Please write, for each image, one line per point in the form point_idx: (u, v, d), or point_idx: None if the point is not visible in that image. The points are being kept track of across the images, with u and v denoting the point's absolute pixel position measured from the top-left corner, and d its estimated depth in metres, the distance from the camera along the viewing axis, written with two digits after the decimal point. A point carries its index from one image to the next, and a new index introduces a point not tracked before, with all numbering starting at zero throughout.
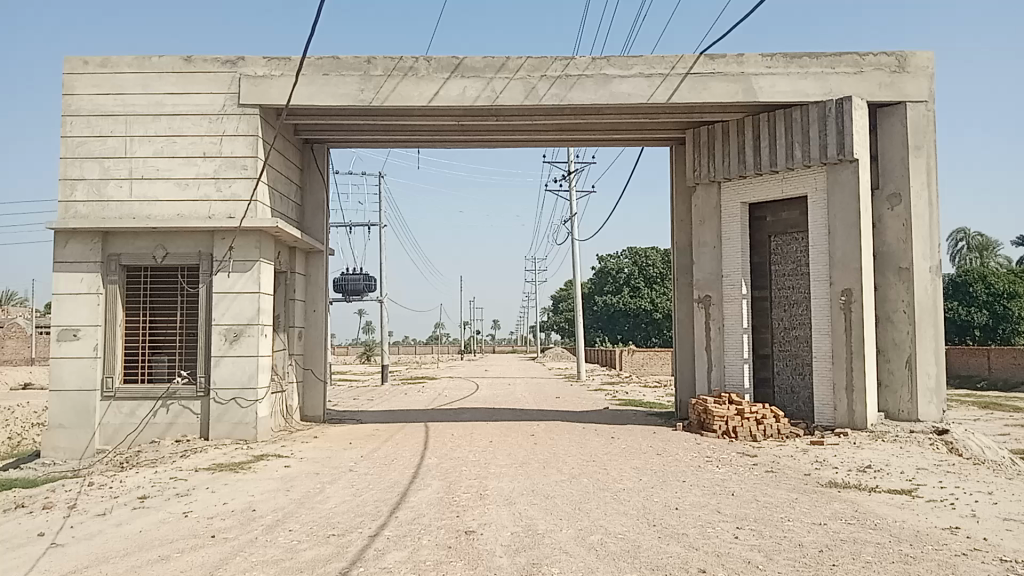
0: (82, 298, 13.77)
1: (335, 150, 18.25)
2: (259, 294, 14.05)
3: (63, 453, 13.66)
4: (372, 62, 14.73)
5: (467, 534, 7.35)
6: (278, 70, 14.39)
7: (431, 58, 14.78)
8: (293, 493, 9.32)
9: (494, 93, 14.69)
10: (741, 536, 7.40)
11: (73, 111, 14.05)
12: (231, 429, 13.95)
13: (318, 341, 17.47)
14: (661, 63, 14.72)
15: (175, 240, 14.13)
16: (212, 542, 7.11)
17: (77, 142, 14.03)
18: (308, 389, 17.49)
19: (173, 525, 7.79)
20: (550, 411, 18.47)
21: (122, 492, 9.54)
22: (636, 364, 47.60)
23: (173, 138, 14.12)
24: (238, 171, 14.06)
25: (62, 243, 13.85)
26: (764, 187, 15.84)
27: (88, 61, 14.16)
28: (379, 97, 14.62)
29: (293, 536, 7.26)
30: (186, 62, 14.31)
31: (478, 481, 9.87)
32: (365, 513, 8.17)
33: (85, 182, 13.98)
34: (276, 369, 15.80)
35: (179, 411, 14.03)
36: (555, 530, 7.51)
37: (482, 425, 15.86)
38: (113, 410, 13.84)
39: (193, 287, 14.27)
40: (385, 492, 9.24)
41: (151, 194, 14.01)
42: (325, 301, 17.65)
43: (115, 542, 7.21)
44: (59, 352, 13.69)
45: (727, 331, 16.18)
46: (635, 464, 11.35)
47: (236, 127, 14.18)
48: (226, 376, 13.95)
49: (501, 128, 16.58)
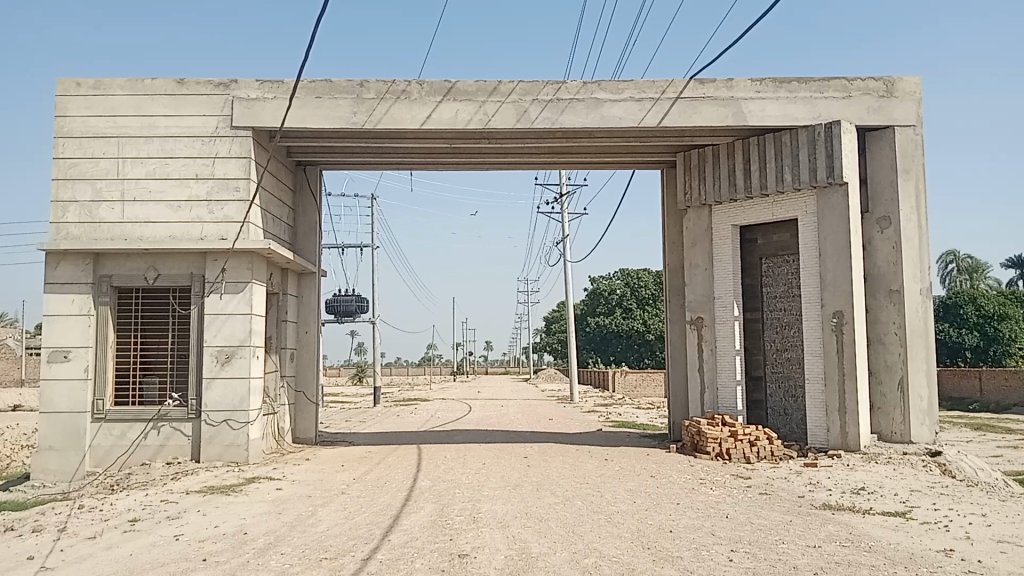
0: (73, 320, 13.71)
1: (328, 171, 18.26)
2: (251, 315, 14.03)
3: (52, 476, 13.51)
4: (366, 85, 14.81)
5: (461, 557, 7.31)
6: (271, 93, 14.45)
7: (424, 82, 14.86)
8: (285, 516, 9.26)
9: (487, 117, 14.79)
10: (736, 559, 7.38)
11: (66, 132, 14.07)
12: (222, 452, 13.85)
13: (309, 362, 17.41)
14: (651, 87, 14.84)
15: (167, 261, 14.13)
16: (204, 566, 7.05)
17: (69, 163, 14.03)
18: (300, 410, 17.46)
19: (164, 548, 7.72)
20: (543, 433, 18.44)
21: (113, 515, 9.45)
22: (628, 387, 47.62)
23: (165, 159, 14.14)
24: (231, 193, 14.06)
25: (54, 264, 13.79)
26: (754, 210, 15.94)
27: (81, 83, 14.18)
28: (372, 120, 14.69)
29: (285, 560, 7.20)
30: (179, 84, 14.34)
31: (471, 503, 9.82)
32: (359, 536, 8.11)
33: (77, 204, 13.95)
34: (267, 392, 15.74)
35: (171, 433, 13.95)
36: (549, 553, 7.48)
37: (475, 447, 15.80)
38: (103, 432, 13.76)
39: (185, 308, 14.22)
40: (378, 515, 9.18)
41: (144, 216, 13.99)
42: (317, 323, 17.64)
43: (105, 565, 7.13)
44: (49, 373, 13.60)
45: (720, 353, 16.20)
46: (630, 486, 11.33)
47: (229, 149, 14.21)
48: (217, 398, 13.88)
49: (494, 151, 16.67)
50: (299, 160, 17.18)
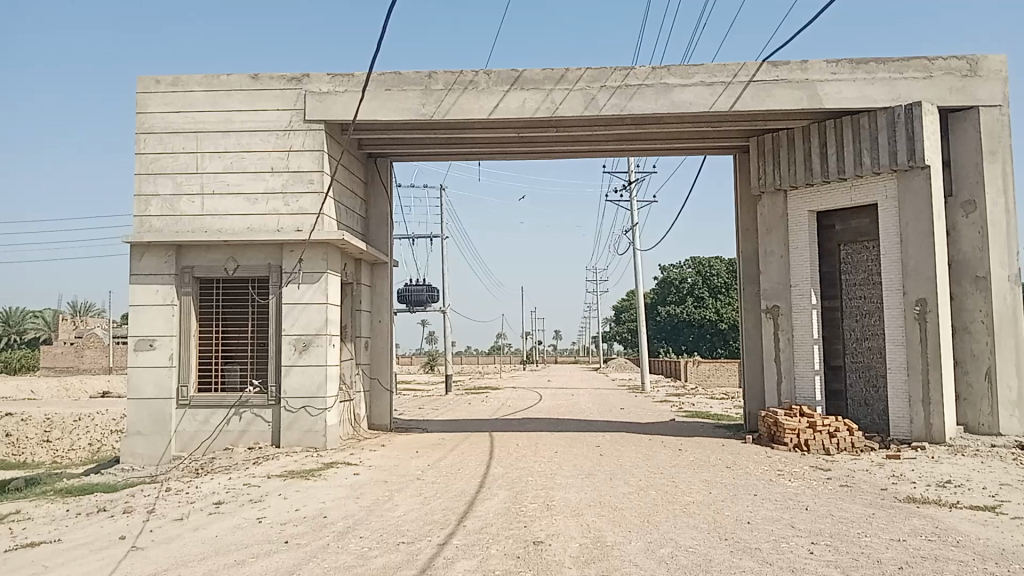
0: (158, 309, 14.19)
1: (398, 163, 18.44)
2: (327, 304, 14.27)
3: (140, 460, 14.07)
4: (434, 76, 14.90)
5: (536, 544, 7.33)
6: (342, 86, 14.65)
7: (491, 72, 14.87)
8: (363, 500, 9.42)
9: (555, 105, 14.72)
10: (817, 551, 7.22)
11: (147, 128, 14.54)
12: (301, 437, 14.17)
13: (383, 351, 17.67)
14: (722, 71, 14.55)
15: (246, 252, 14.49)
16: (286, 548, 7.22)
17: (151, 159, 14.50)
18: (375, 397, 17.75)
19: (248, 530, 7.94)
20: (615, 423, 18.34)
21: (199, 497, 9.76)
22: (701, 376, 47.04)
23: (242, 153, 14.47)
24: (305, 185, 14.33)
25: (138, 256, 14.27)
26: (832, 195, 15.50)
27: (160, 80, 14.62)
28: (440, 111, 14.78)
29: (364, 543, 7.32)
30: (253, 79, 14.66)
31: (545, 491, 9.83)
32: (435, 522, 8.20)
33: (159, 198, 14.42)
34: (343, 379, 16.04)
35: (252, 419, 14.32)
36: (625, 542, 7.43)
37: (546, 435, 15.82)
38: (188, 418, 14.23)
39: (263, 298, 14.56)
40: (452, 501, 9.27)
41: (222, 209, 14.36)
42: (390, 312, 17.88)
43: (192, 546, 7.36)
44: (136, 361, 14.14)
45: (797, 342, 15.86)
46: (704, 477, 11.18)
47: (302, 142, 14.47)
48: (296, 385, 14.20)
49: (563, 139, 16.60)
50: (370, 153, 17.39)
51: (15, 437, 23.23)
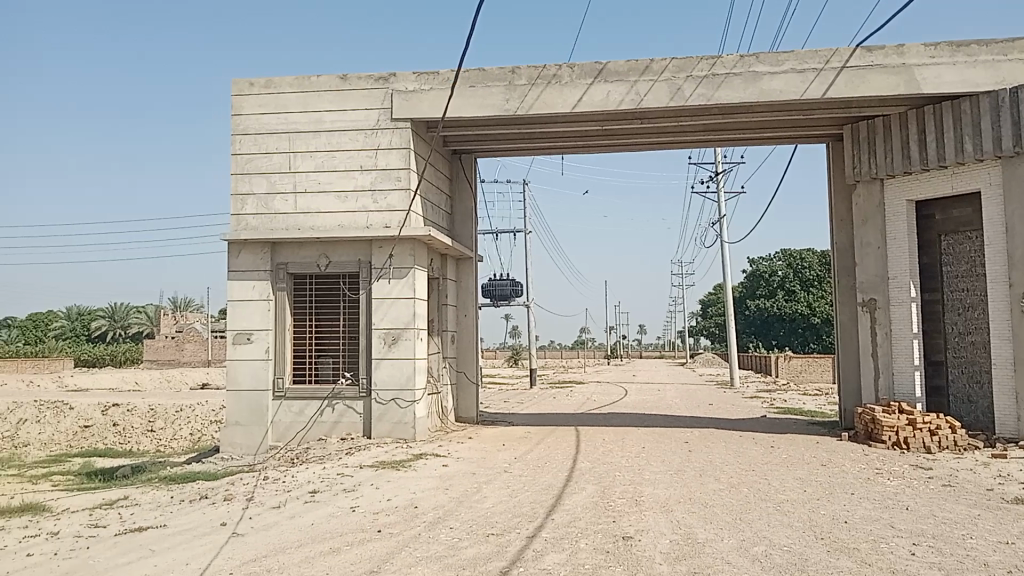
0: (255, 305, 14.69)
1: (482, 159, 18.57)
2: (415, 299, 14.49)
3: (239, 449, 14.62)
4: (517, 71, 14.93)
5: (625, 539, 7.29)
6: (428, 84, 14.84)
7: (575, 65, 14.81)
8: (452, 492, 9.55)
9: (639, 97, 14.56)
10: (919, 553, 6.96)
11: (242, 130, 15.03)
12: (391, 429, 14.45)
13: (469, 345, 17.85)
14: (814, 57, 14.14)
15: (337, 249, 14.83)
16: (378, 537, 7.38)
17: (246, 159, 14.99)
18: (462, 390, 17.96)
19: (341, 519, 8.14)
20: (704, 419, 18.07)
21: (294, 486, 10.07)
22: (792, 372, 45.91)
23: (332, 152, 14.81)
24: (392, 182, 14.58)
25: (235, 253, 14.79)
26: (931, 184, 14.89)
27: (254, 82, 15.08)
28: (524, 106, 14.80)
29: (454, 534, 7.41)
30: (342, 80, 14.98)
31: (633, 487, 9.76)
32: (523, 514, 8.24)
33: (254, 197, 14.90)
34: (430, 372, 16.28)
35: (344, 410, 14.68)
36: (716, 540, 7.32)
37: (633, 430, 15.70)
38: (284, 409, 14.69)
39: (354, 293, 14.89)
40: (540, 494, 9.30)
41: (314, 206, 14.74)
42: (476, 306, 18.04)
43: (289, 534, 7.60)
44: (235, 354, 14.68)
45: (895, 336, 15.32)
46: (798, 475, 10.90)
47: (390, 140, 14.71)
48: (386, 377, 14.47)
49: (649, 131, 16.42)
50: (455, 150, 17.56)
51: (123, 426, 24.42)
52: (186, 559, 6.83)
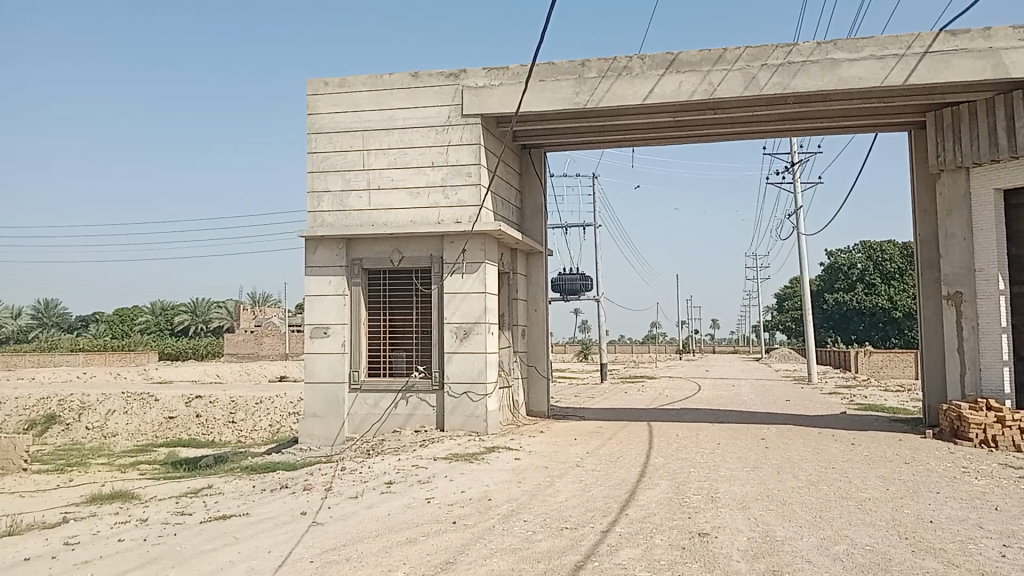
0: (331, 299, 15.00)
1: (552, 153, 18.53)
2: (486, 293, 14.56)
3: (317, 440, 14.96)
4: (587, 64, 14.84)
5: (701, 536, 7.21)
6: (498, 79, 14.87)
7: (646, 56, 14.65)
8: (526, 485, 9.58)
9: (713, 87, 14.32)
10: (1010, 555, 6.70)
11: (318, 129, 15.34)
12: (464, 422, 14.58)
13: (539, 339, 17.87)
14: (894, 43, 13.70)
15: (409, 244, 15.01)
16: (453, 528, 7.45)
17: (322, 157, 15.29)
18: (533, 384, 17.99)
19: (417, 510, 8.26)
20: (780, 415, 17.72)
21: (371, 477, 10.25)
22: (873, 367, 44.62)
23: (404, 149, 14.98)
24: (463, 178, 14.67)
25: (312, 250, 15.12)
26: (1021, 171, 14.26)
27: (328, 82, 15.36)
28: (594, 99, 14.71)
29: (528, 527, 7.44)
30: (414, 77, 15.12)
31: (709, 483, 9.63)
32: (597, 509, 8.22)
33: (330, 194, 15.20)
34: (502, 366, 16.35)
35: (418, 403, 14.88)
36: (795, 538, 7.18)
37: (707, 426, 15.50)
38: (359, 401, 14.96)
39: (426, 288, 15.05)
40: (614, 489, 9.25)
41: (387, 203, 14.95)
42: (546, 301, 18.03)
43: (367, 523, 7.74)
44: (312, 347, 15.02)
45: (982, 331, 14.75)
46: (879, 472, 10.60)
47: (460, 136, 14.80)
48: (458, 371, 14.60)
49: (722, 122, 16.14)
50: (525, 144, 17.57)
51: (206, 417, 25.23)
52: (268, 547, 7.02)
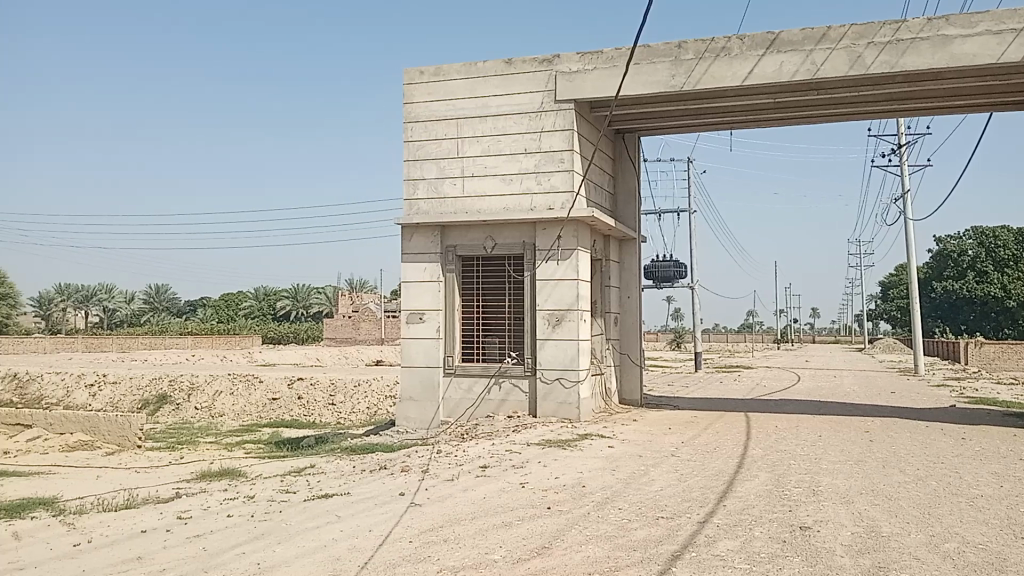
0: (426, 285, 15.24)
1: (646, 138, 18.27)
2: (578, 280, 14.48)
3: (413, 423, 15.26)
4: (684, 46, 14.58)
5: (802, 529, 7.02)
6: (592, 64, 14.74)
7: (745, 36, 14.27)
8: (620, 473, 9.54)
9: (816, 67, 13.83)
10: None
11: (414, 118, 15.56)
12: (556, 408, 14.59)
13: (632, 327, 17.70)
14: (1013, 17, 12.96)
15: (503, 231, 15.07)
16: (548, 513, 7.47)
17: (418, 145, 15.51)
18: (626, 372, 17.85)
19: (512, 494, 8.32)
20: (884, 408, 17.08)
21: (467, 461, 10.38)
22: (985, 359, 42.51)
23: (498, 136, 15.03)
24: (556, 164, 14.62)
25: (408, 237, 15.39)
26: None
27: (424, 71, 15.54)
28: (691, 81, 14.42)
29: (624, 515, 7.40)
30: (508, 64, 15.14)
31: (809, 476, 9.37)
32: (693, 499, 8.11)
33: (425, 181, 15.41)
34: (594, 353, 16.32)
35: (511, 389, 14.98)
36: (902, 534, 6.91)
37: (807, 418, 15.07)
38: (453, 386, 15.17)
39: (519, 274, 15.12)
40: (711, 480, 9.10)
41: (481, 190, 15.05)
42: (639, 288, 17.82)
43: (464, 506, 7.85)
44: (408, 333, 15.31)
45: None
46: (993, 469, 10.10)
47: (554, 122, 14.73)
48: (550, 357, 14.61)
49: (824, 103, 15.59)
50: (618, 129, 17.38)
51: (306, 398, 26.04)
52: (369, 526, 7.19)
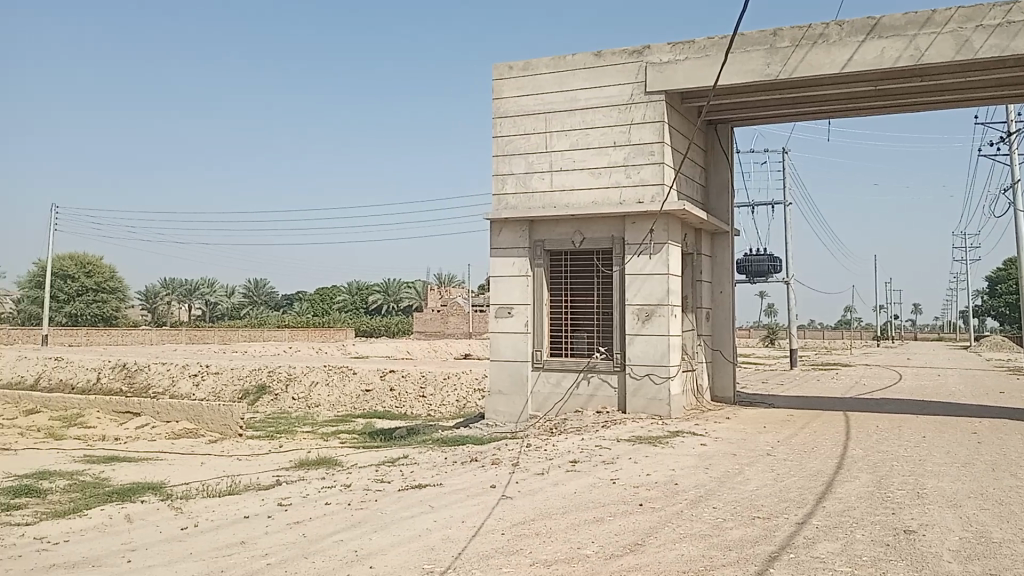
0: (515, 280, 15.35)
1: (739, 128, 17.86)
2: (669, 275, 14.23)
3: (501, 416, 15.40)
4: (779, 33, 14.18)
5: (906, 533, 6.74)
6: (683, 54, 14.47)
7: (844, 22, 13.76)
8: (714, 471, 9.36)
9: (919, 52, 13.23)
10: None
11: (502, 113, 15.66)
12: (646, 405, 14.40)
13: (725, 323, 17.38)
14: None
15: (591, 225, 14.99)
16: (641, 510, 7.39)
17: (507, 141, 15.60)
18: (718, 368, 17.53)
19: (603, 490, 8.26)
20: (995, 409, 16.25)
21: (556, 455, 10.37)
22: None
23: (587, 130, 14.93)
24: (646, 157, 14.42)
25: (497, 232, 15.53)
26: None
27: (513, 66, 15.61)
28: (787, 70, 14.01)
29: (718, 514, 7.26)
30: (597, 57, 15.01)
31: (913, 478, 8.99)
32: (791, 499, 7.89)
33: (514, 176, 15.48)
34: (684, 349, 16.08)
35: (599, 384, 14.89)
36: (1016, 541, 6.55)
37: (910, 418, 14.47)
38: (542, 380, 15.22)
39: (608, 269, 15.00)
40: (809, 480, 8.84)
41: (570, 184, 15.00)
42: (732, 283, 17.45)
43: (555, 500, 7.84)
44: (497, 327, 15.49)
45: None
46: None
47: (644, 114, 14.52)
48: (640, 353, 14.44)
49: (928, 90, 14.93)
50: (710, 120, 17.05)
51: (398, 391, 26.49)
52: (461, 517, 7.26)
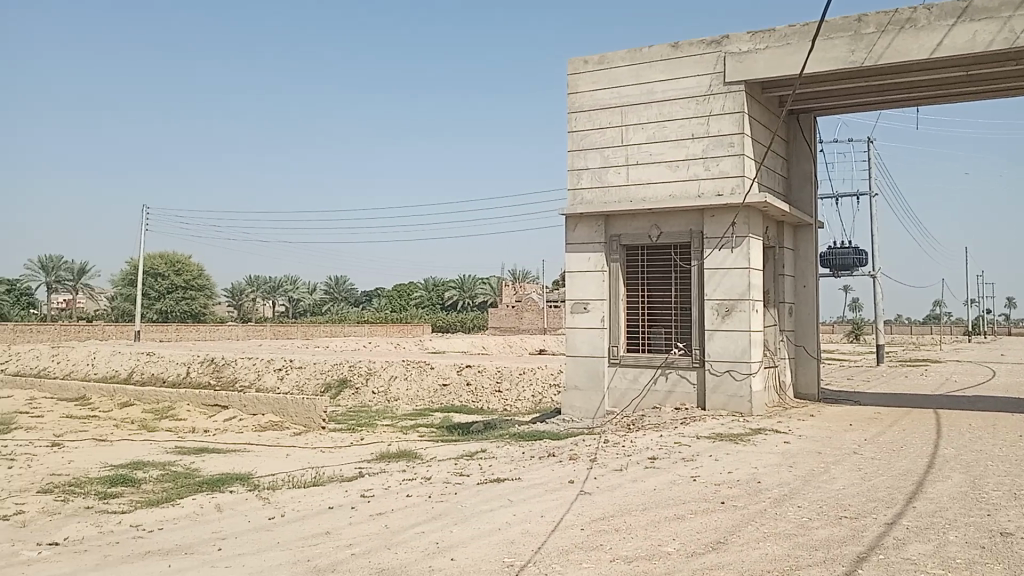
0: (591, 275, 15.32)
1: (822, 117, 17.37)
2: (749, 269, 13.95)
3: (578, 412, 15.40)
4: (864, 19, 13.75)
5: (1003, 536, 6.46)
6: (763, 43, 14.14)
7: (933, 5, 13.24)
8: (797, 469, 9.14)
9: (1015, 35, 12.64)
10: None
11: (578, 107, 15.63)
12: (726, 401, 14.16)
13: (808, 317, 16.95)
14: None
15: (668, 219, 14.81)
16: (723, 508, 7.27)
17: (582, 135, 15.57)
18: (801, 364, 17.09)
19: (683, 487, 8.16)
20: None
21: (635, 451, 10.30)
22: None
23: (664, 122, 14.75)
24: (725, 149, 14.15)
25: (572, 227, 15.53)
26: None
27: (588, 60, 15.56)
28: (872, 57, 13.56)
29: (803, 513, 7.09)
30: (674, 48, 14.80)
31: (1011, 479, 8.61)
32: (879, 499, 7.65)
33: (589, 171, 15.44)
34: (766, 345, 15.73)
35: (678, 380, 14.72)
36: None
37: (1007, 417, 13.85)
38: (619, 375, 15.15)
39: (686, 263, 14.80)
40: (898, 480, 8.55)
41: (646, 178, 14.85)
42: (816, 276, 16.99)
43: (634, 496, 7.78)
44: (573, 322, 15.51)
45: None
46: None
47: (723, 105, 14.25)
48: (720, 348, 14.20)
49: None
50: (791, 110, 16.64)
51: (475, 385, 26.70)
52: (540, 512, 7.28)
